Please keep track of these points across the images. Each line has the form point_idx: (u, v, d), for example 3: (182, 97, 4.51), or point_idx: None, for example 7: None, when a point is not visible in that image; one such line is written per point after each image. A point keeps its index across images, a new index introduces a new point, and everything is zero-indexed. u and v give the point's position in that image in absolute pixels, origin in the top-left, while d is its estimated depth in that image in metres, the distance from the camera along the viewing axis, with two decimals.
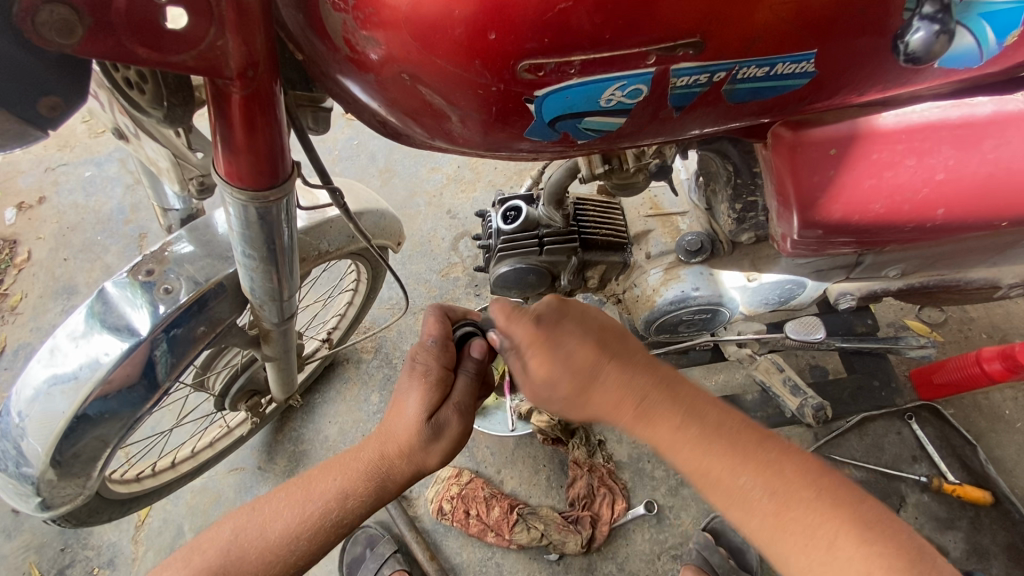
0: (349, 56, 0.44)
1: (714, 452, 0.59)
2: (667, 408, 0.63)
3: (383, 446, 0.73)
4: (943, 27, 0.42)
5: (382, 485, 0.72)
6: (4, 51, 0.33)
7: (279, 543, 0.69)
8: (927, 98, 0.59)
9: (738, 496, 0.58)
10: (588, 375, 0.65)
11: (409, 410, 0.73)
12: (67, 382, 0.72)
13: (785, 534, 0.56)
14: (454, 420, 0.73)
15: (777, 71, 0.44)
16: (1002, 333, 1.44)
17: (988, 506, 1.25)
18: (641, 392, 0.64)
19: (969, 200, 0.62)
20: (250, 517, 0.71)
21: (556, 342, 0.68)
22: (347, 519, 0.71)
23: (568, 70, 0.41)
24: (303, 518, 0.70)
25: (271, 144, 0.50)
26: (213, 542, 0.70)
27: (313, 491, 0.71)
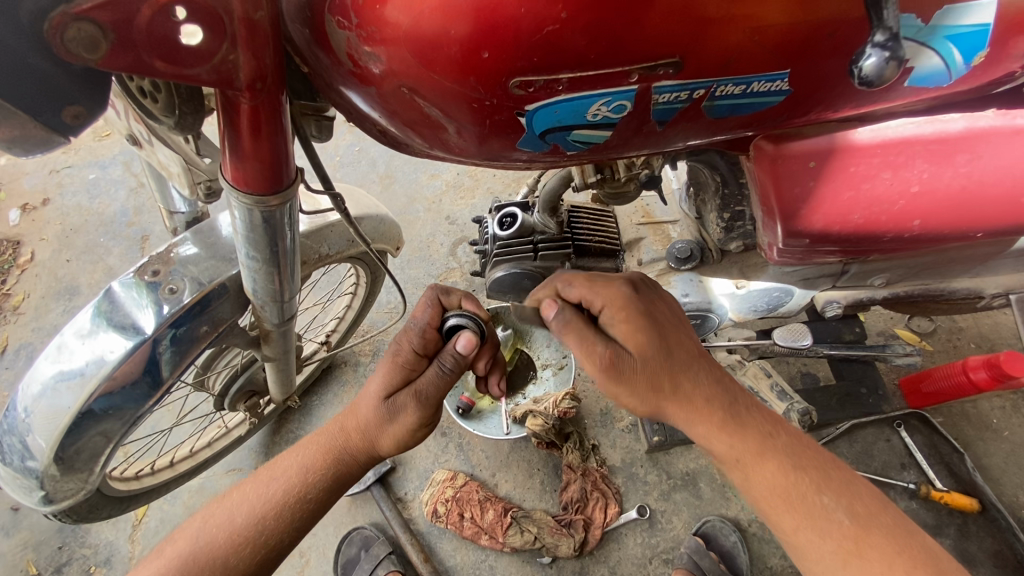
0: (352, 70, 0.47)
1: (799, 473, 0.68)
2: (750, 417, 0.71)
3: (340, 423, 0.79)
4: (894, 54, 0.39)
5: (338, 459, 0.77)
6: (33, 64, 0.36)
7: (245, 526, 0.73)
8: (901, 114, 0.61)
9: (824, 517, 0.65)
10: (680, 358, 0.73)
11: (362, 390, 0.79)
12: (74, 378, 0.74)
13: (862, 557, 0.63)
14: (409, 405, 0.75)
15: (753, 89, 0.47)
16: (990, 343, 1.46)
17: (975, 513, 1.26)
18: (727, 394, 0.72)
19: (944, 211, 0.65)
20: (217, 503, 0.76)
21: (653, 318, 0.74)
22: (309, 495, 0.75)
23: (557, 86, 0.44)
24: (268, 497, 0.74)
25: (277, 152, 0.53)
26: (184, 535, 0.74)
27: (277, 469, 0.77)
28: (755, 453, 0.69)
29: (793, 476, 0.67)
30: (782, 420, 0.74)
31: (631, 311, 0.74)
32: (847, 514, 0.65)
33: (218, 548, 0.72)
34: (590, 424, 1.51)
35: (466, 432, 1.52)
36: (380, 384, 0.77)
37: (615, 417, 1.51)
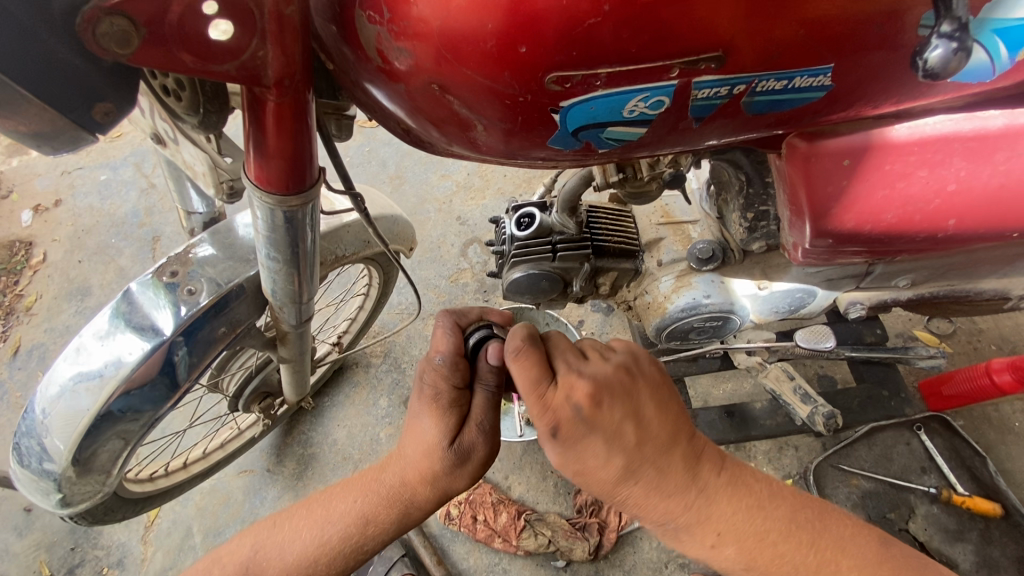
0: (381, 66, 0.46)
1: (753, 571, 0.63)
2: (696, 527, 0.64)
3: (402, 474, 0.72)
4: (962, 44, 0.38)
5: (400, 511, 0.71)
6: (66, 59, 0.35)
7: (295, 566, 0.71)
8: (939, 110, 0.59)
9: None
10: (605, 490, 0.64)
11: (424, 437, 0.70)
12: (93, 380, 0.74)
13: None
14: (479, 443, 0.70)
15: (795, 84, 0.46)
16: (1011, 345, 1.44)
17: (998, 518, 1.24)
18: (669, 512, 0.64)
19: (980, 210, 0.63)
20: (269, 535, 0.74)
21: (573, 456, 0.62)
22: (365, 545, 0.72)
23: (594, 82, 0.43)
24: (320, 541, 0.71)
25: (300, 151, 0.52)
26: (234, 555, 0.73)
27: (332, 512, 0.73)
28: (698, 555, 0.65)
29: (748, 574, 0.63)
30: (756, 500, 0.65)
31: (549, 449, 0.64)
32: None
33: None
34: None
35: None
36: (438, 430, 0.70)
37: None
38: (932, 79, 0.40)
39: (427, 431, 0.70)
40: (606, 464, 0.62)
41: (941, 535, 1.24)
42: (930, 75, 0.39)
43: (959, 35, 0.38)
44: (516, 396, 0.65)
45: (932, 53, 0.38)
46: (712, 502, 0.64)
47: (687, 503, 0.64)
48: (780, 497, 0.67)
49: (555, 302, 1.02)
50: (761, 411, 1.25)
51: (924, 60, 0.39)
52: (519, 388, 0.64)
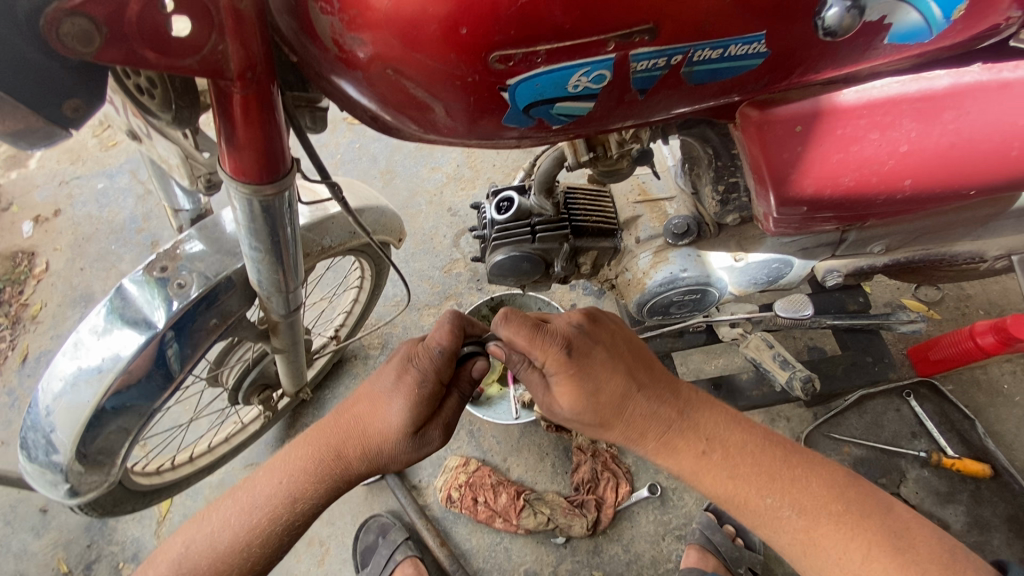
0: (339, 55, 0.48)
1: (741, 480, 0.71)
2: (694, 432, 0.74)
3: (338, 449, 0.74)
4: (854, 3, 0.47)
5: (324, 484, 0.74)
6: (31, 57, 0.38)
7: (229, 553, 0.73)
8: (886, 73, 0.61)
9: (767, 514, 0.71)
10: (615, 408, 0.72)
11: (383, 418, 0.74)
12: (92, 374, 0.77)
13: (815, 545, 0.69)
14: (437, 435, 0.78)
15: (731, 52, 0.49)
16: (999, 309, 1.45)
17: (988, 479, 1.26)
18: (665, 422, 0.73)
19: (935, 170, 0.65)
20: (199, 531, 0.75)
21: (585, 373, 0.71)
22: (297, 521, 0.75)
23: (536, 59, 0.46)
24: (252, 526, 0.73)
25: (270, 141, 0.54)
26: (167, 553, 0.76)
27: (258, 498, 0.74)
28: (695, 470, 0.73)
29: (736, 484, 0.71)
30: (721, 407, 0.78)
31: (564, 376, 0.71)
32: (794, 511, 0.70)
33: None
34: None
35: (476, 418, 1.54)
36: (407, 416, 0.73)
37: None
38: (832, 36, 0.48)
39: (391, 414, 0.74)
40: (611, 370, 0.72)
41: (932, 497, 1.26)
42: (829, 32, 0.48)
43: None
44: (525, 342, 0.71)
45: (829, 11, 0.47)
46: (698, 419, 0.75)
47: (676, 414, 0.74)
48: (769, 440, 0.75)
49: (539, 283, 1.05)
50: (748, 382, 1.27)
51: (823, 18, 0.47)
52: (524, 333, 0.71)
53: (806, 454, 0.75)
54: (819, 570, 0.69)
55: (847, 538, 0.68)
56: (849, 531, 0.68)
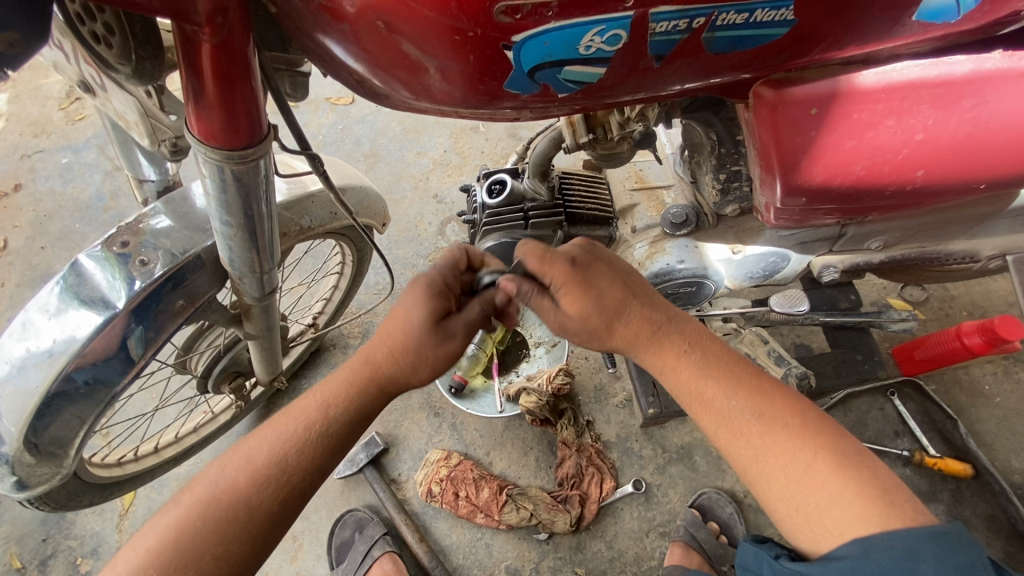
0: (324, 4, 0.43)
1: (709, 381, 0.69)
2: (671, 338, 0.72)
3: (370, 358, 0.73)
4: None
5: (367, 392, 0.71)
6: None
7: (268, 465, 0.65)
8: (905, 56, 0.58)
9: (726, 416, 0.67)
10: (615, 308, 0.72)
11: (406, 322, 0.73)
12: (43, 357, 0.71)
13: (766, 450, 0.64)
14: (461, 336, 0.75)
15: (756, 18, 0.45)
16: (982, 310, 1.46)
17: (968, 478, 1.27)
18: (657, 324, 0.73)
19: (948, 161, 0.62)
20: (237, 447, 0.67)
21: (589, 279, 0.72)
22: (331, 431, 0.68)
23: (546, 12, 0.41)
24: (291, 435, 0.67)
25: (245, 100, 0.49)
26: (201, 480, 0.65)
27: (295, 408, 0.69)
28: (675, 370, 0.71)
29: (705, 381, 0.69)
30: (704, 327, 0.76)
31: (570, 285, 0.72)
32: (751, 413, 0.66)
33: (241, 491, 0.64)
34: (585, 400, 1.49)
35: (459, 412, 1.50)
36: (427, 310, 0.73)
37: (609, 393, 1.49)
38: None
39: (412, 316, 0.73)
40: (610, 278, 0.73)
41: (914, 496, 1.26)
42: None
43: None
44: (536, 266, 0.73)
45: None
46: (686, 323, 0.75)
47: (670, 318, 0.74)
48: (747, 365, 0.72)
49: None
50: None
51: None
52: (536, 248, 0.74)
53: (773, 374, 0.71)
54: (769, 482, 0.64)
55: (795, 445, 0.63)
56: (801, 441, 0.63)
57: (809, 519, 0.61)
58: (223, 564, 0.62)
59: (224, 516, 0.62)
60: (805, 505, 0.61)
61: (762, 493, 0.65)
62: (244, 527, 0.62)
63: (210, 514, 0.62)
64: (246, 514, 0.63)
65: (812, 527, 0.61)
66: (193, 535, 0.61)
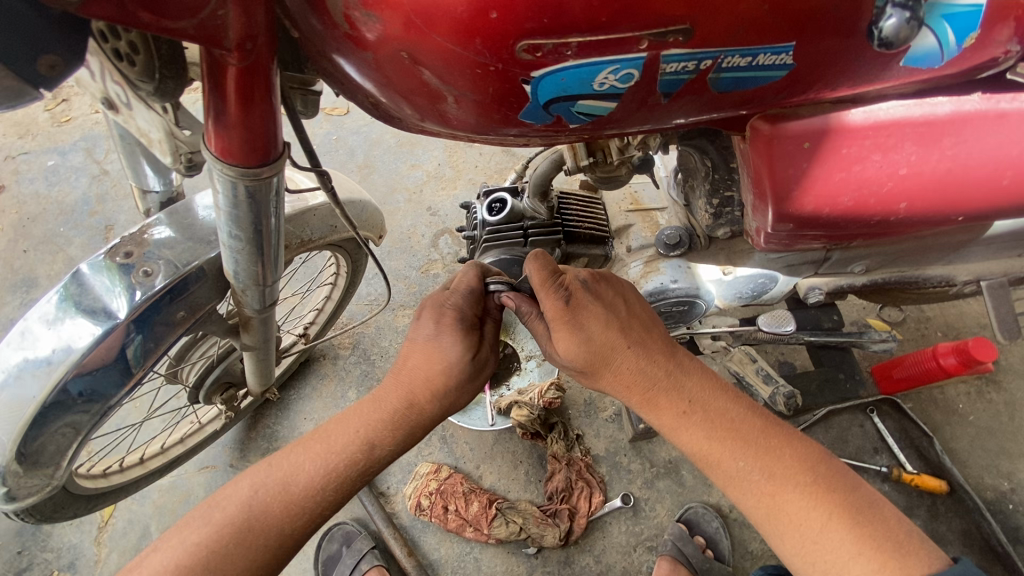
0: (348, 33, 0.45)
1: (717, 440, 0.69)
2: (673, 391, 0.73)
3: (410, 398, 0.73)
4: (913, 14, 0.46)
5: (405, 432, 0.72)
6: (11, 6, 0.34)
7: (304, 496, 0.68)
8: (892, 96, 0.62)
9: (736, 477, 0.68)
10: (604, 355, 0.73)
11: (439, 358, 0.74)
12: (41, 366, 0.70)
13: (780, 510, 0.66)
14: (490, 360, 0.79)
15: (759, 61, 0.48)
16: (956, 331, 1.52)
17: (943, 494, 1.31)
18: (651, 376, 0.73)
19: (929, 194, 0.66)
20: (269, 473, 0.68)
21: (580, 320, 0.74)
22: (372, 468, 0.71)
23: (566, 52, 0.43)
24: (329, 469, 0.69)
25: (265, 120, 0.50)
26: (232, 497, 0.67)
27: (334, 443, 0.70)
28: (673, 426, 0.72)
29: (712, 444, 0.69)
30: (720, 377, 0.76)
31: (559, 322, 0.74)
32: (762, 474, 0.67)
33: (274, 518, 0.67)
34: (575, 414, 1.50)
35: (449, 424, 1.51)
36: (457, 349, 0.75)
37: (598, 407, 1.51)
38: (888, 47, 0.48)
39: (446, 351, 0.75)
40: (603, 322, 0.74)
41: None
42: (885, 42, 0.47)
43: (911, 5, 0.46)
44: (537, 283, 0.76)
45: (886, 22, 0.46)
46: (694, 377, 0.74)
47: (672, 369, 0.74)
48: (769, 422, 0.72)
49: None
50: None
51: (880, 28, 0.47)
52: (541, 272, 0.76)
53: (786, 428, 0.71)
54: (782, 539, 0.66)
55: (809, 505, 0.65)
56: (813, 501, 0.65)
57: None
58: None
59: (253, 538, 0.65)
60: (822, 561, 0.63)
61: (778, 549, 0.67)
62: (271, 552, 0.66)
63: (244, 536, 0.65)
64: (277, 541, 0.66)
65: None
66: (225, 556, 0.63)
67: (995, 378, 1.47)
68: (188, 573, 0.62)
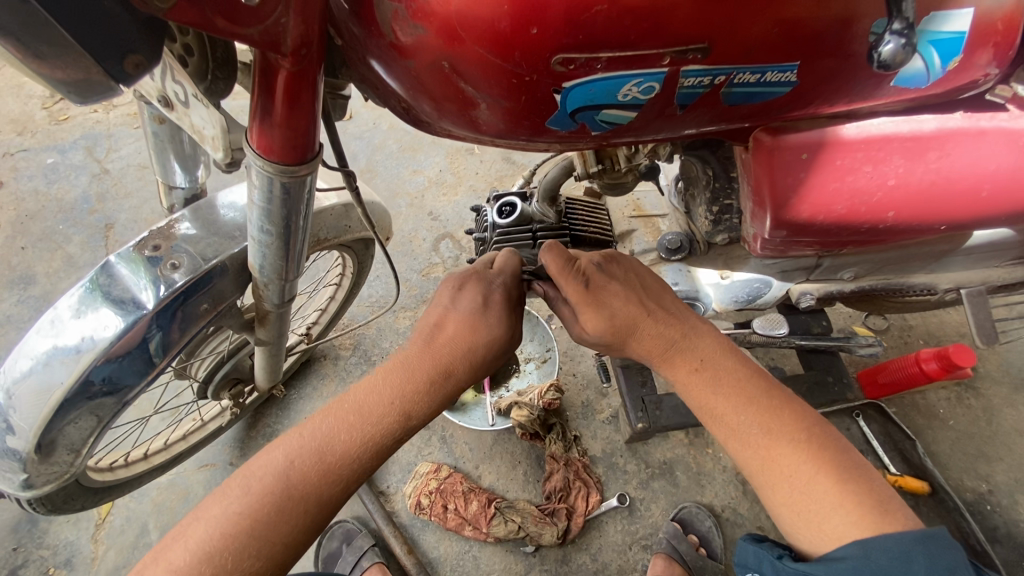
0: (393, 42, 0.49)
1: (722, 395, 0.75)
2: (686, 352, 0.79)
3: (446, 366, 0.76)
4: (908, 40, 0.48)
5: (442, 397, 0.76)
6: (109, 9, 0.38)
7: (341, 462, 0.69)
8: (882, 113, 0.67)
9: (736, 429, 0.73)
10: (626, 325, 0.81)
11: (478, 329, 0.79)
12: (68, 354, 0.72)
13: (774, 463, 0.70)
14: (524, 335, 0.87)
15: (767, 78, 0.53)
16: (937, 340, 1.59)
17: (925, 495, 1.37)
18: (669, 338, 0.80)
19: (915, 205, 0.72)
20: (303, 440, 0.69)
21: (602, 297, 0.81)
22: (406, 434, 0.73)
23: (595, 65, 0.48)
24: (364, 436, 0.70)
25: (309, 121, 0.53)
26: (268, 465, 0.68)
27: (367, 412, 0.71)
28: (685, 382, 0.78)
29: (716, 397, 0.75)
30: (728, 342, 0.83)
31: (583, 301, 0.81)
32: (761, 427, 0.72)
33: (312, 484, 0.67)
34: (572, 416, 1.54)
35: (449, 425, 1.53)
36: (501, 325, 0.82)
37: (595, 409, 1.55)
38: (886, 68, 0.50)
39: (482, 323, 0.80)
40: (623, 299, 0.81)
41: None
42: (884, 65, 0.49)
43: (907, 32, 0.47)
44: (556, 269, 0.83)
45: (885, 48, 0.48)
46: (705, 340, 0.81)
47: (684, 333, 0.81)
48: (772, 385, 0.77)
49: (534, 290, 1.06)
50: None
51: (879, 53, 0.49)
52: (558, 262, 0.83)
53: (788, 392, 0.77)
54: (771, 489, 0.70)
55: (801, 459, 0.69)
56: (804, 455, 0.70)
57: (810, 524, 0.67)
58: (293, 548, 0.66)
59: (293, 505, 0.66)
60: (810, 510, 0.67)
61: (766, 498, 0.71)
62: (311, 518, 0.67)
63: (285, 506, 0.66)
64: (316, 508, 0.67)
65: (812, 530, 0.66)
66: (269, 524, 0.65)
67: (974, 385, 1.53)
68: (234, 542, 0.63)
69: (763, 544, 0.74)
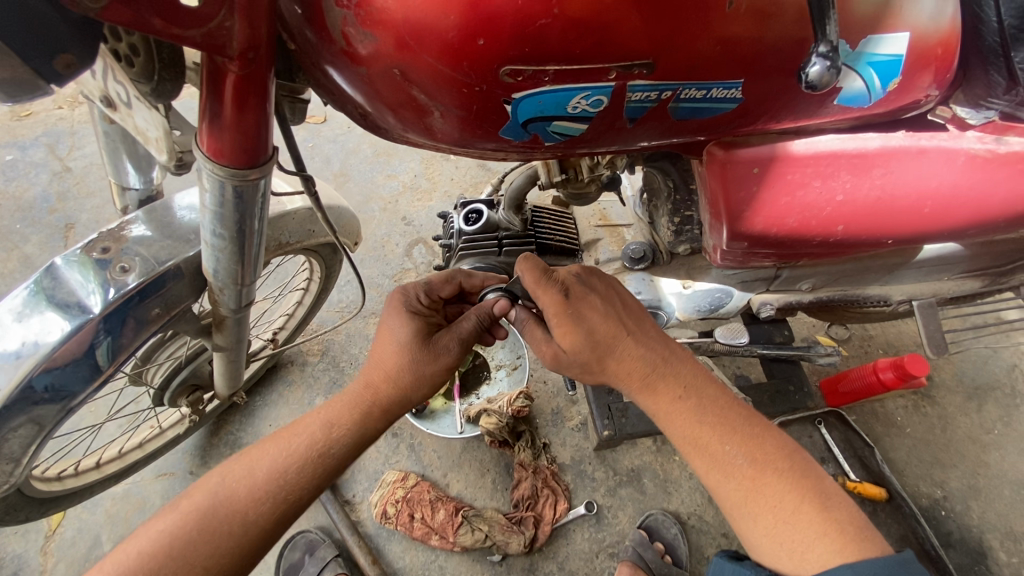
0: (343, 48, 0.49)
1: (706, 425, 0.76)
2: (670, 378, 0.79)
3: (368, 381, 0.79)
4: (834, 63, 0.48)
5: (366, 412, 0.77)
6: (35, 7, 0.37)
7: (266, 481, 0.71)
8: (830, 130, 0.70)
9: (722, 459, 0.73)
10: (607, 345, 0.79)
11: (392, 340, 0.81)
12: (7, 360, 0.69)
13: (758, 493, 0.71)
14: (453, 347, 0.83)
15: (712, 95, 0.54)
16: (895, 349, 1.64)
17: (883, 501, 1.40)
18: (650, 362, 0.79)
19: (863, 219, 0.74)
20: (235, 461, 0.72)
21: (580, 315, 0.78)
22: (332, 453, 0.74)
23: (543, 77, 0.49)
24: (291, 452, 0.73)
25: (258, 125, 0.52)
26: (201, 488, 0.70)
27: (297, 429, 0.75)
28: (667, 411, 0.78)
29: (702, 427, 0.75)
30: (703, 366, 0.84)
31: (561, 315, 0.78)
32: (746, 458, 0.73)
33: (238, 504, 0.69)
34: (542, 423, 1.54)
35: (418, 432, 1.52)
36: (405, 334, 0.81)
37: (565, 416, 1.55)
38: (813, 90, 0.49)
39: (396, 334, 0.81)
40: (602, 313, 0.79)
41: None
42: (812, 85, 0.48)
43: (831, 55, 0.48)
44: (531, 284, 0.81)
45: (812, 68, 0.48)
46: (683, 364, 0.81)
47: (665, 357, 0.81)
48: (753, 412, 0.79)
49: None
50: None
51: (808, 74, 0.48)
52: (533, 274, 0.80)
53: (768, 420, 0.79)
54: (755, 520, 0.71)
55: (785, 489, 0.71)
56: (788, 485, 0.71)
57: (791, 554, 0.68)
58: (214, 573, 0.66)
59: (216, 525, 0.67)
60: (796, 542, 0.68)
61: (747, 531, 0.72)
62: (238, 540, 0.68)
63: (206, 524, 0.67)
64: (241, 528, 0.68)
65: (795, 560, 0.68)
66: (188, 544, 0.66)
67: (929, 393, 1.58)
68: (151, 565, 0.65)
69: (744, 564, 0.72)
